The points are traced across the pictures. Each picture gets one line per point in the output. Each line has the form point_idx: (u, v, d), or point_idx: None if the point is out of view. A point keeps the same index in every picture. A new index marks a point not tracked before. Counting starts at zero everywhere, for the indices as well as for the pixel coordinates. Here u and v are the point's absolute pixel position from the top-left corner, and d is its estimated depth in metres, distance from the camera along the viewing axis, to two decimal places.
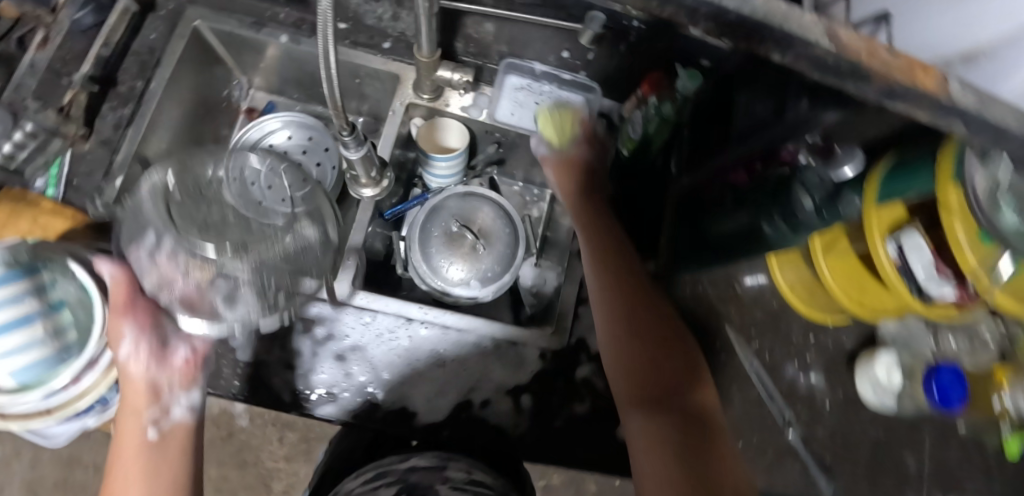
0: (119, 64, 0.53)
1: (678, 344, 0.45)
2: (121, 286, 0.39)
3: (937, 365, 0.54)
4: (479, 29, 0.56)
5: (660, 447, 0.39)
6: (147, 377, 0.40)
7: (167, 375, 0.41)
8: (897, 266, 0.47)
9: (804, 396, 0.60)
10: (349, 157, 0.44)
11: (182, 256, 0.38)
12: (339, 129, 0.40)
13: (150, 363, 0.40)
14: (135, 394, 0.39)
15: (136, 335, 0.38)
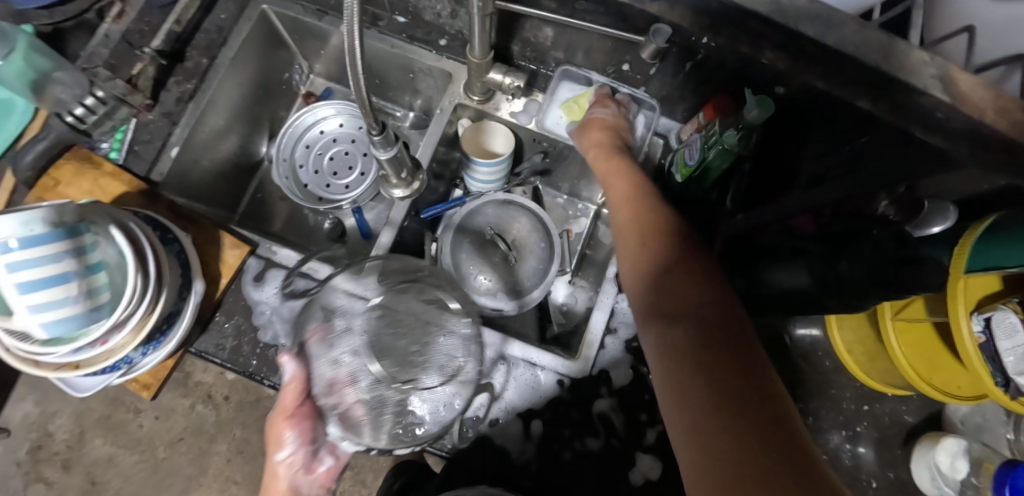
0: (189, 39, 0.54)
1: (733, 315, 0.35)
2: (293, 390, 0.41)
3: (1015, 463, 0.47)
4: (538, 34, 0.52)
5: (674, 361, 0.34)
6: (291, 485, 0.42)
7: (311, 484, 0.43)
8: (982, 346, 0.41)
9: (848, 470, 0.54)
10: (378, 156, 0.41)
11: (357, 380, 0.41)
12: (368, 129, 0.38)
13: (297, 474, 0.42)
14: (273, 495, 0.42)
15: (294, 445, 0.41)
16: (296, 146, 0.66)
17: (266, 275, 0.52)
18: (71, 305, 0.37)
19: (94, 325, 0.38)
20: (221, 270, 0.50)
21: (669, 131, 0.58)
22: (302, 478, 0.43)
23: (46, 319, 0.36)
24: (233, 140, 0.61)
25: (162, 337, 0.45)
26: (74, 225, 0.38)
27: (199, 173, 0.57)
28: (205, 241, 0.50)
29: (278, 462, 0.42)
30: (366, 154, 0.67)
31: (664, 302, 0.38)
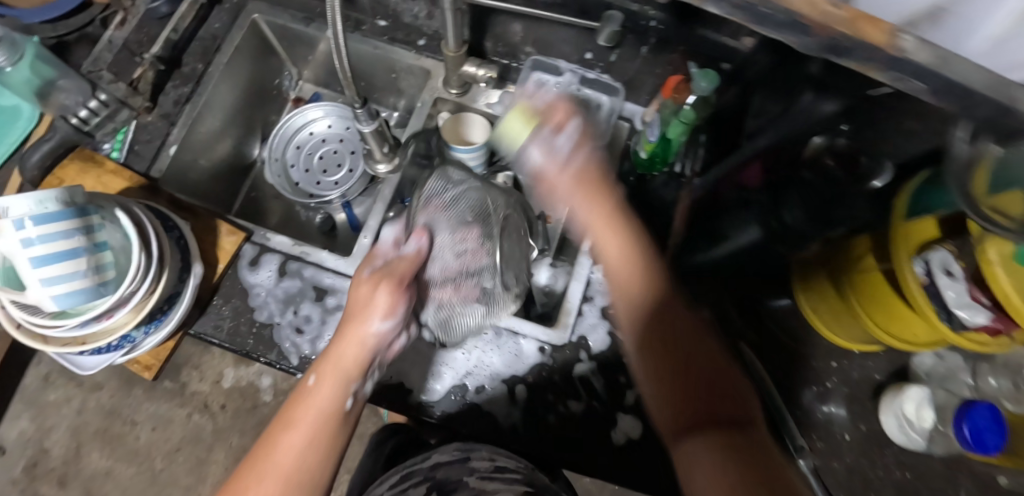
0: (185, 47, 0.59)
1: (751, 415, 0.36)
2: (411, 258, 0.45)
3: (970, 402, 0.49)
4: (508, 29, 0.58)
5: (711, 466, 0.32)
6: (371, 354, 0.42)
7: (383, 356, 0.44)
8: (924, 286, 0.45)
9: (821, 424, 0.57)
10: (362, 129, 0.50)
11: (464, 252, 0.51)
12: (352, 100, 0.46)
13: (380, 348, 0.42)
14: (358, 352, 0.41)
15: (400, 311, 0.42)
16: (287, 147, 0.69)
17: (260, 260, 0.54)
18: (80, 279, 0.40)
19: (101, 299, 0.42)
20: (218, 255, 0.53)
21: (634, 116, 0.58)
22: (381, 350, 0.43)
23: (56, 292, 0.39)
24: (227, 142, 0.65)
25: (164, 317, 0.48)
26: (85, 206, 0.42)
27: (196, 172, 0.61)
28: (202, 230, 0.53)
29: (374, 331, 0.41)
30: (354, 152, 0.70)
31: (666, 343, 0.38)
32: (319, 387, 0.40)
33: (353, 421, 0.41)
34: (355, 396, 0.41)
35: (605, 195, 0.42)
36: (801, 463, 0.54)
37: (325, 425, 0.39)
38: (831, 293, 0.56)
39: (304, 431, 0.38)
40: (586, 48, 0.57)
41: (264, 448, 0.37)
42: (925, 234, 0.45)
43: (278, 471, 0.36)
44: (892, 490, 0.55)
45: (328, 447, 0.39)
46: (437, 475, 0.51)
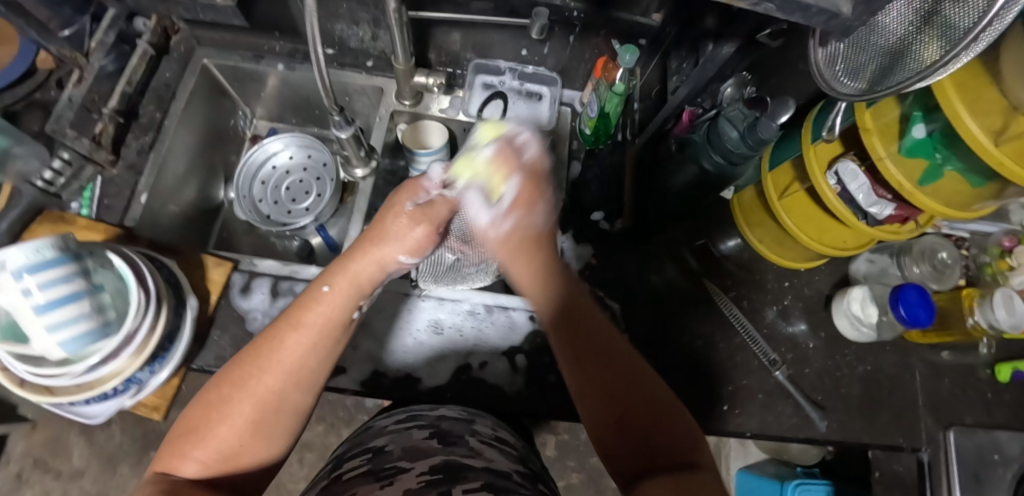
0: (139, 99, 0.60)
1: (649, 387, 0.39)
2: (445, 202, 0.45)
3: (902, 288, 0.57)
4: (447, 38, 0.63)
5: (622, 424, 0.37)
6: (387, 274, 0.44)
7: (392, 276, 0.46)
8: (840, 194, 0.52)
9: (787, 338, 0.64)
10: (339, 136, 0.49)
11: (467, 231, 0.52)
12: (329, 108, 0.45)
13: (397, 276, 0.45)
14: (368, 268, 0.42)
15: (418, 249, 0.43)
16: (252, 183, 0.71)
17: (251, 285, 0.56)
18: (83, 321, 0.41)
19: (105, 338, 0.43)
20: (209, 287, 0.55)
21: (573, 100, 0.67)
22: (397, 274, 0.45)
23: (62, 337, 0.41)
24: (193, 186, 0.67)
25: (167, 354, 0.49)
26: (78, 251, 0.43)
27: (167, 217, 0.62)
28: (188, 266, 0.55)
29: (398, 261, 0.43)
30: (319, 178, 0.72)
31: (603, 374, 0.40)
32: (331, 296, 0.40)
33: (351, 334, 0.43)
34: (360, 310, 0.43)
35: (535, 250, 0.46)
36: (777, 375, 0.61)
37: (327, 334, 0.39)
38: (771, 223, 0.63)
39: (313, 337, 0.39)
40: (521, 47, 0.63)
41: (272, 343, 0.37)
42: (830, 153, 0.54)
43: (284, 372, 0.37)
44: (858, 382, 0.63)
45: (328, 352, 0.40)
46: (439, 424, 0.43)
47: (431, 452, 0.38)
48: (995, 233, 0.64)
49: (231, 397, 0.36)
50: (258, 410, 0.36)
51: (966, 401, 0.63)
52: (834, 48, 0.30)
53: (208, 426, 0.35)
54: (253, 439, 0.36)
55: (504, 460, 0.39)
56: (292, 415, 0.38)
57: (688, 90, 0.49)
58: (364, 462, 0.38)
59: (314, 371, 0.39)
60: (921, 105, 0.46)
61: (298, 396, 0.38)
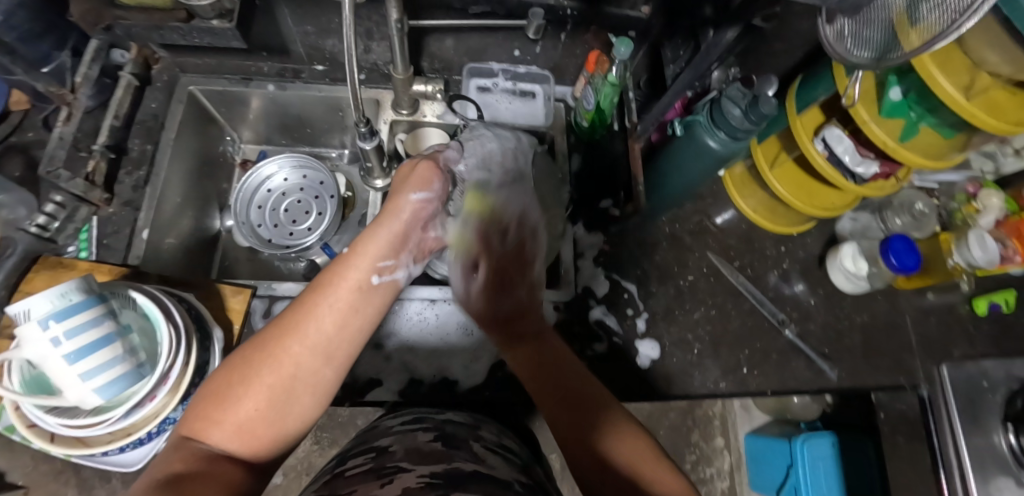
0: (127, 132, 0.58)
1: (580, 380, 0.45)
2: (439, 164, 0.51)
3: (890, 239, 0.62)
4: (440, 45, 0.64)
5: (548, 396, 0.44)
6: (404, 231, 0.45)
7: (415, 244, 0.46)
8: (827, 158, 0.57)
9: (791, 299, 0.68)
10: (365, 147, 0.50)
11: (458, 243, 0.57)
12: (358, 121, 0.46)
13: (419, 223, 0.46)
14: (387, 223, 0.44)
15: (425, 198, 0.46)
16: (250, 208, 0.69)
17: (272, 310, 0.56)
18: (119, 364, 0.40)
19: (140, 380, 0.42)
20: (231, 316, 0.53)
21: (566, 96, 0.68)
22: (418, 230, 0.46)
23: (97, 383, 0.39)
24: (189, 218, 0.64)
25: None
26: (102, 293, 0.42)
27: (168, 251, 0.60)
28: (206, 297, 0.53)
29: (413, 201, 0.45)
30: (318, 196, 0.71)
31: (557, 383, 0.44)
32: (353, 259, 0.41)
33: (384, 299, 0.42)
34: (384, 276, 0.42)
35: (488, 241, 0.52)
36: (787, 333, 0.65)
37: (353, 299, 0.40)
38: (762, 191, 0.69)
39: (340, 302, 0.39)
40: (513, 48, 0.65)
41: (302, 308, 0.38)
42: (815, 121, 0.58)
43: (310, 337, 0.37)
44: (858, 331, 0.68)
45: (351, 319, 0.39)
46: (446, 428, 0.42)
47: (435, 454, 0.35)
48: (959, 181, 0.71)
49: (255, 362, 0.36)
50: (279, 376, 0.36)
51: (953, 336, 0.69)
52: (841, 25, 0.33)
53: (231, 393, 0.35)
54: (276, 408, 0.35)
55: (507, 468, 0.37)
56: (311, 388, 0.37)
57: (689, 79, 0.48)
58: (367, 461, 0.35)
59: (342, 341, 0.38)
60: (895, 71, 0.52)
61: (322, 368, 0.37)
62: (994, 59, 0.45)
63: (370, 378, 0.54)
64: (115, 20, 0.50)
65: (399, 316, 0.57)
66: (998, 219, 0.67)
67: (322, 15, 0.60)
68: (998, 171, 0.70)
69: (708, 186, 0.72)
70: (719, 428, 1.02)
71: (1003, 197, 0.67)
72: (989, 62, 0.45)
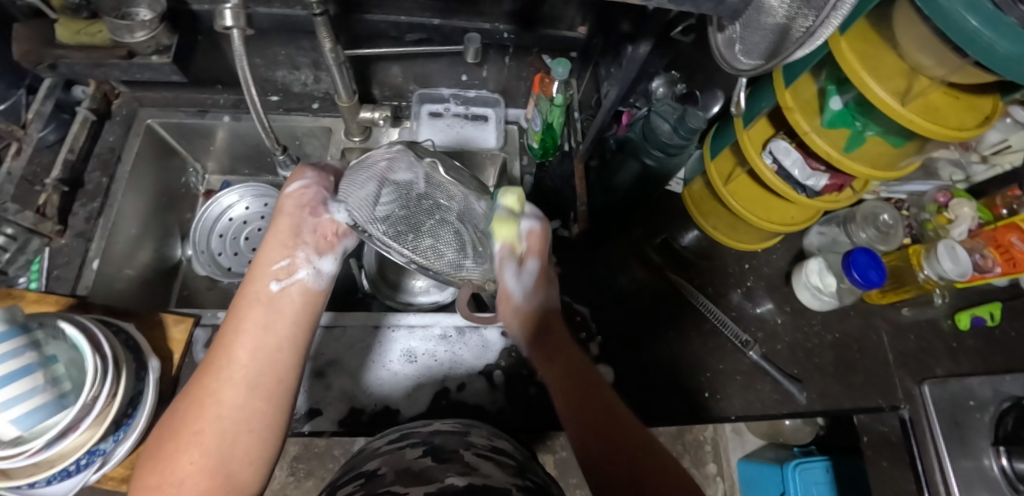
0: (83, 165, 0.60)
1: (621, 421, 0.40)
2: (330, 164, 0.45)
3: (852, 252, 0.60)
4: (389, 74, 0.65)
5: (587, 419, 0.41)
6: (296, 222, 0.40)
7: (313, 234, 0.41)
8: (777, 172, 0.55)
9: (755, 318, 0.66)
10: (287, 175, 0.52)
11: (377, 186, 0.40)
12: (273, 149, 0.48)
13: (302, 211, 0.40)
14: (279, 238, 0.40)
15: (311, 180, 0.41)
16: (210, 237, 0.70)
17: (214, 340, 0.57)
18: (37, 395, 0.40)
19: (62, 410, 0.42)
20: (171, 346, 0.54)
21: (518, 118, 0.69)
22: (307, 218, 0.41)
23: (14, 413, 0.39)
24: (148, 248, 0.66)
25: (131, 421, 0.47)
26: (27, 323, 0.43)
27: (122, 281, 0.61)
28: (148, 327, 0.54)
29: (290, 193, 0.41)
30: None
31: (606, 429, 0.39)
32: (252, 275, 0.39)
33: (290, 304, 0.38)
34: (285, 280, 0.39)
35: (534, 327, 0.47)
36: (751, 354, 0.62)
37: (261, 317, 0.37)
38: (722, 209, 0.66)
39: (251, 322, 0.36)
40: (461, 73, 0.66)
41: (215, 346, 0.36)
42: (763, 135, 0.57)
43: (231, 375, 0.35)
44: (830, 351, 0.64)
45: (264, 339, 0.36)
46: (433, 440, 0.38)
47: (425, 474, 0.33)
48: (929, 191, 0.69)
49: (183, 420, 0.33)
50: (207, 420, 0.33)
51: (934, 353, 0.65)
52: (731, 32, 0.34)
53: (168, 452, 0.32)
54: (220, 456, 0.33)
55: (502, 474, 0.34)
56: (251, 427, 0.34)
57: (617, 94, 0.49)
58: (356, 489, 0.32)
59: (264, 368, 0.35)
60: (834, 79, 0.50)
61: (251, 399, 0.34)
62: (927, 64, 0.43)
63: (311, 407, 0.53)
64: (56, 60, 0.53)
65: (342, 343, 0.56)
66: (971, 228, 0.64)
67: (267, 49, 0.61)
68: (969, 179, 0.68)
69: (668, 204, 0.71)
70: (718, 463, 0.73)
71: (976, 205, 0.65)
72: (924, 67, 0.43)
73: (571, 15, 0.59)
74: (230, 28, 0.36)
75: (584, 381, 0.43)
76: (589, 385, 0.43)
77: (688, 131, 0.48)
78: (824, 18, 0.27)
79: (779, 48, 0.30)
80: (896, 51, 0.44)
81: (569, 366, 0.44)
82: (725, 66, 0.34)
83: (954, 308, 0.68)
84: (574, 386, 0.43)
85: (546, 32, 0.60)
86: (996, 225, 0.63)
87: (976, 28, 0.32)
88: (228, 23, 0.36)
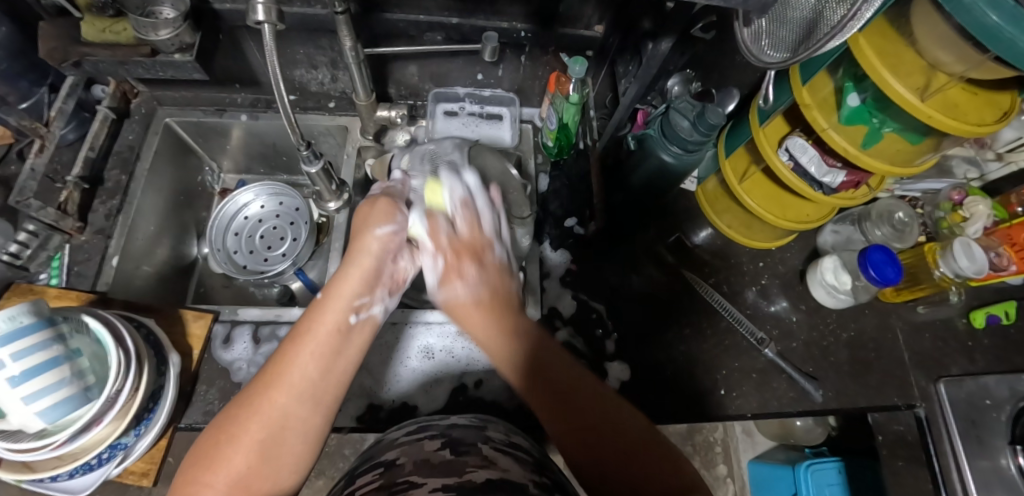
0: (103, 163, 0.60)
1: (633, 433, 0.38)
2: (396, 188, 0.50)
3: (868, 250, 0.60)
4: (405, 72, 0.66)
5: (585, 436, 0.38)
6: (376, 266, 0.45)
7: (390, 277, 0.46)
8: (793, 169, 0.55)
9: (770, 316, 0.66)
10: (309, 171, 0.52)
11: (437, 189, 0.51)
12: (298, 145, 0.49)
13: (388, 256, 0.46)
14: (359, 275, 0.43)
15: (396, 223, 0.46)
16: (225, 235, 0.70)
17: (233, 336, 0.57)
18: (65, 387, 0.40)
19: (88, 403, 0.42)
20: (191, 342, 0.55)
21: (533, 117, 0.69)
22: (388, 263, 0.46)
23: (41, 406, 0.39)
24: (165, 246, 0.66)
25: (152, 416, 0.48)
26: (53, 317, 0.43)
27: (141, 278, 0.61)
28: (168, 323, 0.54)
29: (378, 235, 0.45)
30: (293, 223, 0.72)
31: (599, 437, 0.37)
32: (327, 304, 0.41)
33: (364, 337, 0.42)
34: (361, 314, 0.42)
35: (501, 312, 0.45)
36: (767, 352, 0.62)
37: (334, 342, 0.39)
38: (736, 207, 0.66)
39: (322, 340, 0.39)
40: (477, 72, 0.67)
41: (281, 359, 0.37)
42: (779, 133, 0.57)
43: (296, 385, 0.36)
44: (846, 349, 0.64)
45: (334, 361, 0.39)
46: (451, 434, 0.38)
47: (444, 467, 0.33)
48: (944, 189, 0.69)
49: (241, 419, 0.34)
50: (268, 427, 0.34)
51: (949, 352, 0.65)
52: (759, 26, 0.34)
53: (221, 452, 0.33)
54: (270, 463, 0.33)
55: (520, 470, 0.34)
56: (301, 437, 0.35)
57: (637, 92, 0.50)
58: (374, 478, 0.33)
59: (327, 384, 0.38)
60: (851, 76, 0.50)
61: (311, 415, 0.36)
62: (946, 60, 0.42)
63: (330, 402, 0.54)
64: (81, 57, 0.54)
65: None
66: (986, 226, 0.64)
67: (287, 48, 0.62)
68: (983, 177, 0.69)
69: (683, 202, 0.71)
70: (725, 455, 0.73)
71: (989, 203, 0.65)
72: (944, 63, 0.43)
73: (587, 14, 0.59)
74: (262, 23, 0.37)
75: (565, 386, 0.41)
76: (566, 377, 0.41)
77: (708, 127, 0.48)
78: (853, 12, 0.28)
79: (808, 42, 0.30)
80: (914, 48, 0.44)
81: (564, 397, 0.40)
82: (753, 60, 0.35)
83: (969, 306, 0.68)
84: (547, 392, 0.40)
85: (562, 31, 0.61)
86: (1010, 223, 0.62)
87: (997, 23, 0.32)
88: (259, 17, 0.37)
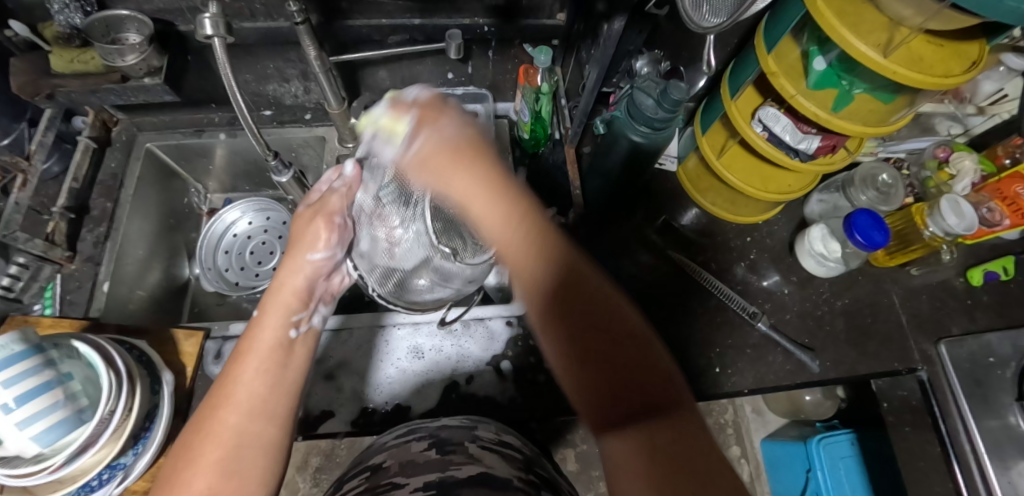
0: (87, 192, 0.61)
1: (627, 328, 0.32)
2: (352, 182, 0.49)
3: (854, 214, 0.59)
4: (376, 79, 0.67)
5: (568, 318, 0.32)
6: (309, 285, 0.47)
7: (323, 291, 0.48)
8: (768, 139, 0.55)
9: (761, 291, 0.65)
10: (280, 180, 0.53)
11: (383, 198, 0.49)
12: (265, 155, 0.49)
13: (319, 278, 0.48)
14: (290, 295, 0.45)
15: (329, 247, 0.48)
16: (215, 253, 0.71)
17: (224, 351, 0.58)
18: (57, 410, 0.41)
19: (82, 425, 0.43)
20: (184, 360, 0.55)
21: (508, 111, 0.70)
22: (320, 281, 0.48)
23: (35, 430, 0.40)
24: (156, 269, 0.67)
25: (148, 434, 0.48)
26: (40, 344, 0.43)
27: (134, 302, 0.62)
28: (160, 343, 0.55)
29: (310, 260, 0.47)
30: (281, 236, 0.73)
31: (587, 327, 0.32)
32: (264, 322, 0.42)
33: (306, 350, 0.43)
34: (299, 327, 0.43)
35: (494, 191, 0.37)
36: (760, 326, 0.61)
37: (276, 357, 0.40)
38: (720, 184, 0.66)
39: (267, 359, 0.40)
40: (447, 71, 0.68)
41: (226, 380, 0.38)
42: (751, 104, 0.57)
43: (244, 402, 0.37)
44: (841, 317, 0.64)
45: (278, 378, 0.39)
46: (439, 434, 0.38)
47: (427, 466, 0.33)
48: (928, 147, 0.68)
49: (194, 440, 0.35)
50: (224, 446, 0.34)
51: (949, 312, 0.64)
52: None
53: (181, 475, 0.33)
54: (231, 482, 0.33)
55: (506, 467, 0.34)
56: (260, 450, 0.35)
57: (599, 74, 0.50)
58: (360, 482, 0.33)
59: (272, 402, 0.38)
60: (816, 40, 0.49)
61: (266, 428, 0.36)
62: (906, 14, 0.41)
63: (324, 409, 0.54)
64: (54, 89, 0.55)
65: (350, 345, 0.57)
66: (973, 182, 0.63)
67: (257, 63, 0.63)
68: (967, 132, 0.68)
69: (666, 183, 0.71)
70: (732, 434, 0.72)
71: (976, 158, 0.64)
72: (905, 18, 0.41)
73: (547, 3, 0.60)
74: (211, 36, 0.39)
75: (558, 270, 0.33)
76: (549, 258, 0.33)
77: (673, 104, 0.48)
78: None
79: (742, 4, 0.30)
80: (874, 5, 0.43)
81: (543, 281, 0.33)
82: (693, 26, 0.35)
83: (965, 265, 0.67)
84: (542, 288, 0.33)
85: (524, 21, 0.62)
86: (999, 177, 0.61)
87: None
88: (208, 32, 0.39)
